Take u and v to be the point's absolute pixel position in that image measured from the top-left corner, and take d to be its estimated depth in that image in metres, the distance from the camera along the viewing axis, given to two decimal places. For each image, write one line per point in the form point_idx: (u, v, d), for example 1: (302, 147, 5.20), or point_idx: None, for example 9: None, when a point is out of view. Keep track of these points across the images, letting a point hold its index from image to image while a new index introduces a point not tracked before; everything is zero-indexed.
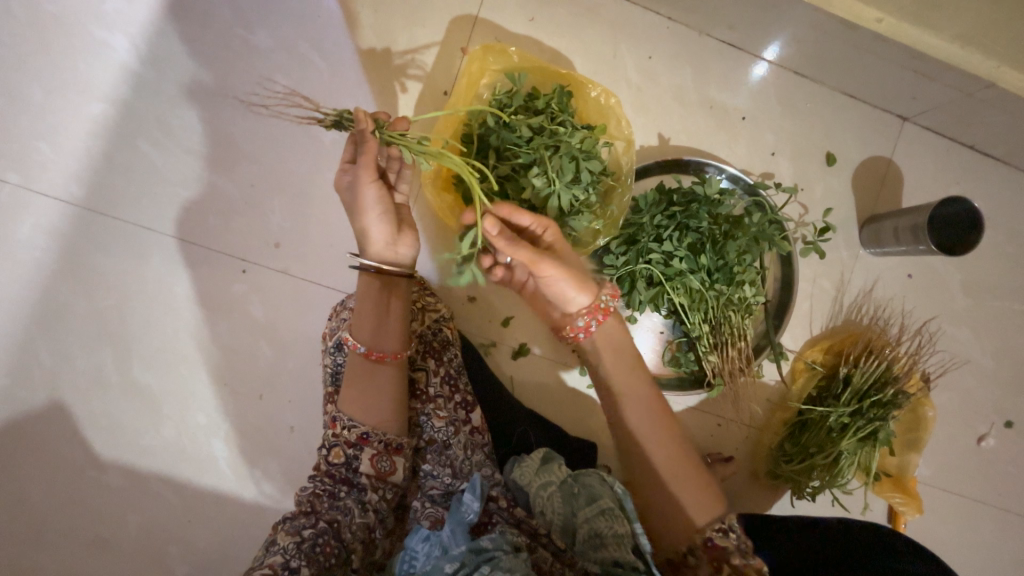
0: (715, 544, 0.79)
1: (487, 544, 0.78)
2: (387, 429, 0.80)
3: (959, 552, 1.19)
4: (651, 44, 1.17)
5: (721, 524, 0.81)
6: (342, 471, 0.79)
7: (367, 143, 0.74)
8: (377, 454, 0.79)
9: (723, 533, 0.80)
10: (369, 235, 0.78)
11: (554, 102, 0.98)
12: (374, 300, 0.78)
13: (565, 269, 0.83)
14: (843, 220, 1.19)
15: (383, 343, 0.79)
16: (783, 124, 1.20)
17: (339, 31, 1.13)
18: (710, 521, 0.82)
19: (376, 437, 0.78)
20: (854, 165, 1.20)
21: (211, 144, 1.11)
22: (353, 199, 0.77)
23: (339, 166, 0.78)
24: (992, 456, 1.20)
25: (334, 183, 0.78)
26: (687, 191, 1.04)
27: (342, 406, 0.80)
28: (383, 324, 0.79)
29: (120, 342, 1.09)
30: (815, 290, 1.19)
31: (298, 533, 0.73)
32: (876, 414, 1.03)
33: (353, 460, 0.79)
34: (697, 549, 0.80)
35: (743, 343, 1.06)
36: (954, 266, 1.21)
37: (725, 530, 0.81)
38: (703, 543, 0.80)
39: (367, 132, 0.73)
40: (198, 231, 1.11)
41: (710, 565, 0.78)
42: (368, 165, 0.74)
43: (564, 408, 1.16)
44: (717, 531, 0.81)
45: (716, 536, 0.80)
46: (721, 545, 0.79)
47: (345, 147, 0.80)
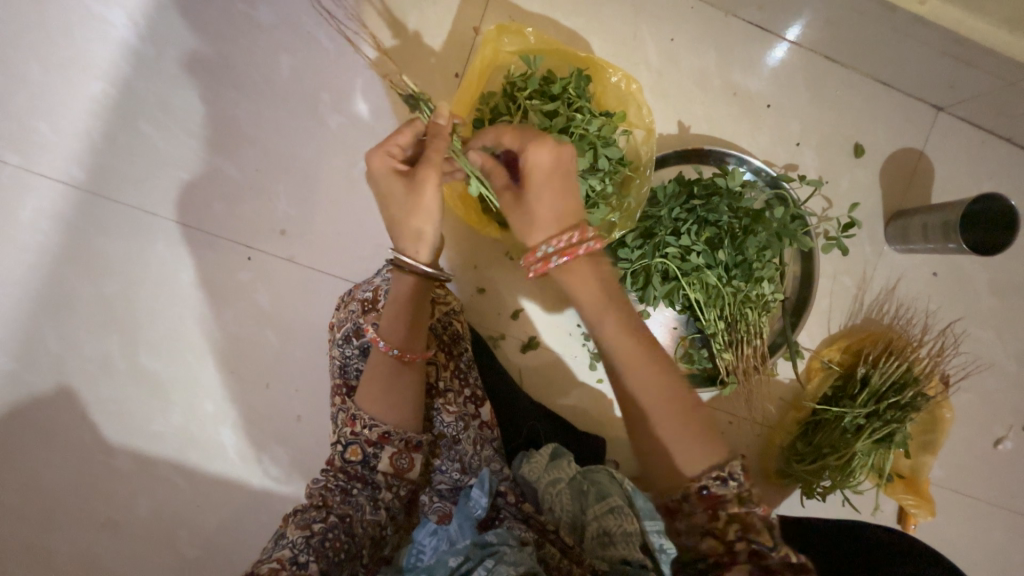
0: (711, 493, 0.61)
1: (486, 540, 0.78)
2: (408, 428, 0.78)
3: (969, 553, 1.17)
4: (672, 26, 1.11)
5: (719, 472, 0.62)
6: (356, 468, 0.77)
7: (441, 140, 0.72)
8: (396, 452, 0.78)
9: (721, 482, 0.61)
10: (421, 236, 0.71)
11: (571, 87, 0.94)
12: (405, 300, 0.74)
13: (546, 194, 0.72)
14: (869, 215, 1.14)
15: (414, 344, 0.76)
16: (809, 112, 1.14)
17: (346, 7, 1.08)
18: (705, 468, 0.63)
19: (396, 436, 0.77)
20: (882, 158, 1.15)
21: (215, 127, 1.08)
22: (403, 189, 0.70)
23: (388, 150, 0.72)
24: (1008, 460, 1.18)
25: (371, 163, 0.71)
26: (707, 184, 1.01)
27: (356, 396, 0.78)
28: (415, 326, 0.75)
29: (126, 329, 1.08)
30: (835, 287, 1.15)
31: (308, 527, 0.72)
32: (892, 416, 1.02)
33: (369, 458, 0.77)
34: (688, 498, 0.62)
35: (758, 342, 1.04)
36: (982, 264, 1.16)
37: (725, 478, 0.61)
38: (697, 492, 0.62)
39: (446, 131, 0.73)
40: (201, 215, 1.08)
41: (705, 515, 0.61)
42: (435, 163, 0.70)
43: (573, 403, 1.15)
44: (714, 479, 0.62)
45: (713, 485, 0.61)
46: (718, 494, 0.61)
47: (402, 134, 0.75)
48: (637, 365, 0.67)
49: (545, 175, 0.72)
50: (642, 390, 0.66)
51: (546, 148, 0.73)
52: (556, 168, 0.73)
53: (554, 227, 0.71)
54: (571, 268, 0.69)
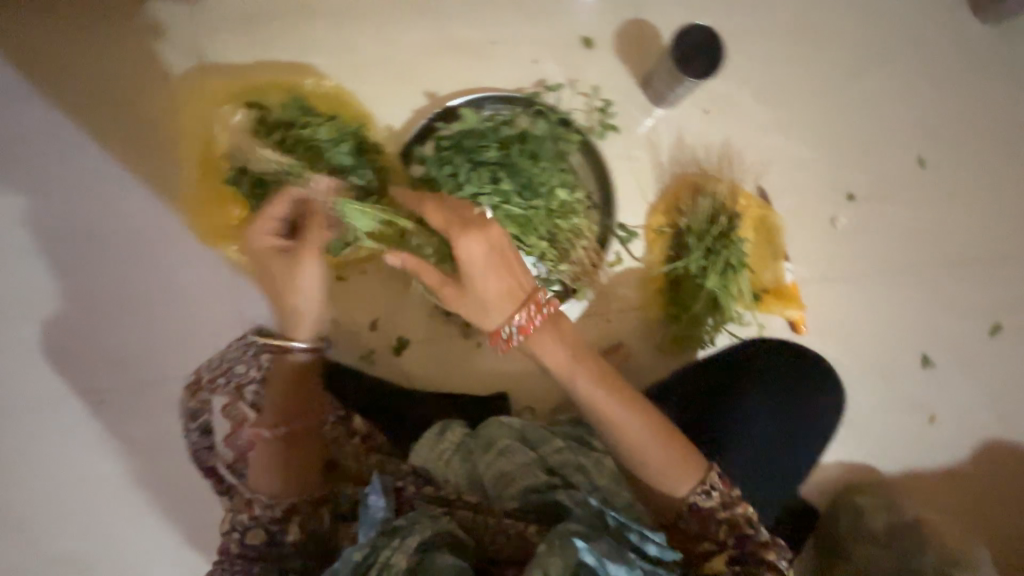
0: (699, 507, 0.89)
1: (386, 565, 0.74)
2: (311, 493, 0.86)
3: (857, 322, 1.27)
4: (375, 18, 1.15)
5: (703, 486, 0.89)
6: (262, 548, 0.83)
7: (319, 219, 0.90)
8: (306, 518, 0.85)
9: (706, 495, 0.88)
10: (301, 309, 0.90)
11: (285, 112, 1.00)
12: (277, 387, 0.89)
13: (495, 286, 0.87)
14: (626, 91, 1.21)
15: (300, 418, 0.89)
16: (532, 30, 1.20)
17: (79, 142, 1.10)
18: (692, 488, 0.89)
19: (303, 505, 0.85)
20: (611, 38, 1.22)
21: (11, 303, 1.07)
22: (285, 280, 0.89)
23: (264, 236, 0.90)
24: (847, 230, 1.28)
25: (258, 244, 0.91)
26: (463, 131, 1.05)
27: (216, 460, 0.86)
28: (299, 393, 0.90)
29: (23, 525, 1.06)
30: (634, 163, 1.21)
31: None
32: (722, 246, 1.12)
33: (276, 536, 0.83)
34: (686, 515, 0.90)
35: (585, 240, 1.12)
36: (739, 84, 1.26)
37: (707, 490, 0.88)
38: (689, 508, 0.89)
39: (299, 197, 0.89)
40: (37, 388, 1.07)
41: (698, 526, 0.89)
42: (315, 246, 0.89)
43: (464, 376, 1.16)
44: (699, 495, 0.88)
45: (700, 499, 0.88)
46: (705, 509, 0.88)
47: (275, 207, 0.89)
48: (637, 434, 0.87)
49: (486, 265, 0.84)
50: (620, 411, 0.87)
51: (479, 236, 0.84)
52: (508, 259, 0.87)
53: (517, 301, 0.88)
54: (544, 340, 0.89)
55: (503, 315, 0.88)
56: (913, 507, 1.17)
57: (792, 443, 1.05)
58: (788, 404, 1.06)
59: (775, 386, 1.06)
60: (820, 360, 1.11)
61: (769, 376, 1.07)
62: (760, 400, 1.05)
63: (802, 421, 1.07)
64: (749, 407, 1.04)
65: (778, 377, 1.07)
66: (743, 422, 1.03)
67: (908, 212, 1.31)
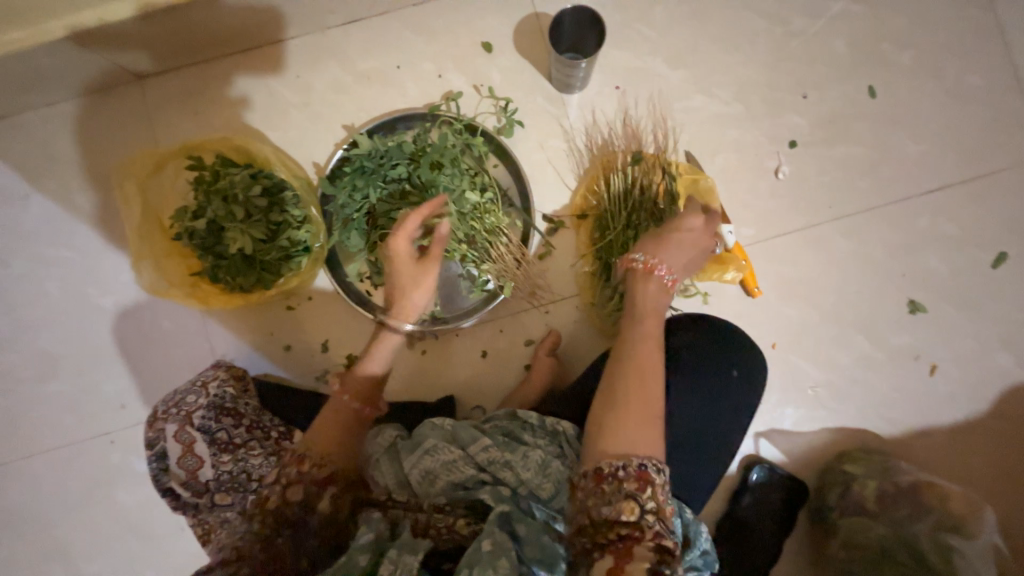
0: (641, 472, 0.71)
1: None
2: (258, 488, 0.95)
3: (824, 275, 1.17)
4: (291, 67, 1.27)
5: (650, 461, 0.73)
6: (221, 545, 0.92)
7: (405, 235, 0.94)
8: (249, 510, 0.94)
9: (655, 467, 0.72)
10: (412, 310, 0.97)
11: (205, 169, 1.09)
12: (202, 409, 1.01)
13: (665, 239, 0.93)
14: (533, 85, 1.23)
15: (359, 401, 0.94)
16: (433, 48, 1.26)
17: (64, 223, 1.26)
18: (640, 453, 0.73)
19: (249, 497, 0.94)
20: (510, 38, 1.25)
21: (30, 366, 1.25)
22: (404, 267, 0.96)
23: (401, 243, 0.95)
24: (796, 179, 1.19)
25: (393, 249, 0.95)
26: (364, 153, 1.10)
27: (173, 481, 0.97)
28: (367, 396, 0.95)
29: (60, 556, 1.22)
30: (549, 152, 1.22)
31: None
32: (640, 218, 1.07)
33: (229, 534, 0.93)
34: (626, 473, 0.71)
35: (505, 237, 1.10)
36: (651, 51, 1.23)
37: (652, 466, 0.72)
38: (629, 469, 0.71)
39: (400, 249, 0.95)
40: (59, 436, 1.24)
41: (631, 488, 0.70)
42: (406, 258, 0.95)
43: (417, 382, 1.23)
44: (649, 466, 0.72)
45: (646, 467, 0.72)
46: (644, 477, 0.71)
47: (411, 219, 0.94)
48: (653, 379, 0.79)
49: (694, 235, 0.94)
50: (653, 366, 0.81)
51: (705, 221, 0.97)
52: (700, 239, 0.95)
53: (674, 258, 0.92)
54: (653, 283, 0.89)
55: (670, 259, 0.91)
56: (910, 471, 1.05)
57: (711, 438, 0.89)
58: (707, 394, 0.89)
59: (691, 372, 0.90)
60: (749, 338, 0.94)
61: (685, 364, 0.90)
62: (675, 394, 0.88)
63: (719, 421, 0.90)
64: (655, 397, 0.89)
65: (699, 366, 0.90)
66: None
67: (862, 149, 1.20)
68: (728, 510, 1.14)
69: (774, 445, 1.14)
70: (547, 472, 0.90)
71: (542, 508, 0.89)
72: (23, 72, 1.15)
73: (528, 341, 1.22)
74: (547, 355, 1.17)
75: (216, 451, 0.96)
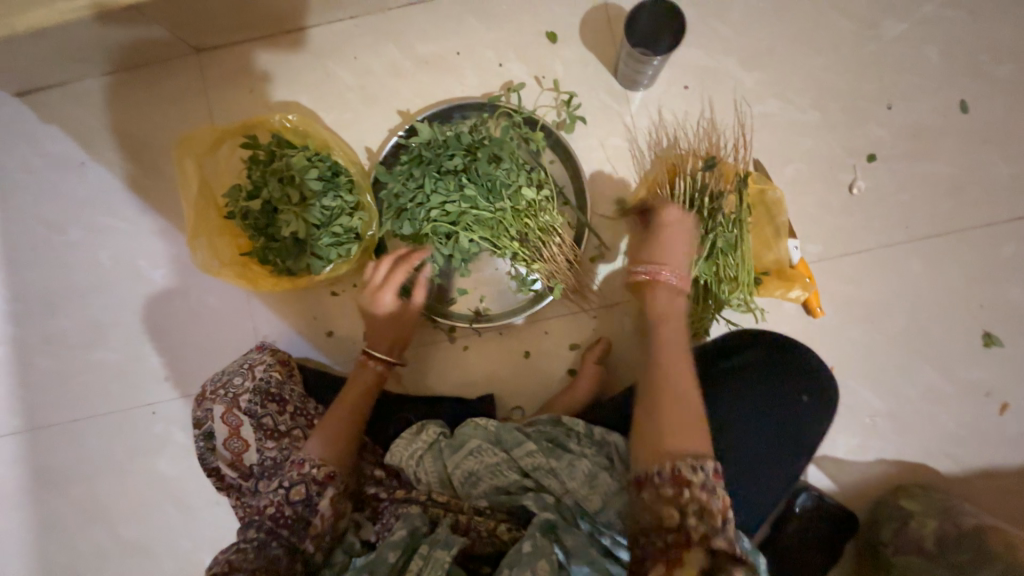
0: (683, 474, 0.69)
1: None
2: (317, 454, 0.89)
3: (893, 299, 1.10)
4: (349, 47, 1.24)
5: (698, 463, 0.70)
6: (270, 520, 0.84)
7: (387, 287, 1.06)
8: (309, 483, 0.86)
9: (696, 468, 0.69)
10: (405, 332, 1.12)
11: (261, 149, 1.08)
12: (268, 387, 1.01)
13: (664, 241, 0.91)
14: (597, 80, 1.18)
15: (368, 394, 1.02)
16: (495, 35, 1.21)
17: (120, 193, 1.27)
18: (685, 453, 0.71)
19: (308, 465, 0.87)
20: (577, 29, 1.19)
21: (82, 331, 1.27)
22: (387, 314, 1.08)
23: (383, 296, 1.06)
24: (871, 195, 1.12)
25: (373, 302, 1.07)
26: (419, 141, 1.06)
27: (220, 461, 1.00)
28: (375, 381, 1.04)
29: (101, 517, 1.25)
30: (609, 151, 1.18)
31: None
32: (706, 228, 1.00)
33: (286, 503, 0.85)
34: (665, 475, 0.69)
35: (558, 238, 1.07)
36: (724, 50, 1.16)
37: (699, 467, 0.69)
38: (671, 471, 0.69)
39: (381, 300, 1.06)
40: (106, 402, 1.26)
41: (674, 489, 0.68)
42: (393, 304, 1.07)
43: (456, 378, 1.21)
44: (688, 466, 0.69)
45: (686, 469, 0.69)
46: (690, 477, 0.68)
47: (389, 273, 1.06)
48: (674, 375, 0.80)
49: (680, 222, 0.92)
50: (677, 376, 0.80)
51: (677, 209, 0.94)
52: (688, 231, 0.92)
53: (677, 262, 0.89)
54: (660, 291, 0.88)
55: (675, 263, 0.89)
56: (973, 514, 0.99)
57: (771, 466, 0.86)
58: (765, 419, 0.86)
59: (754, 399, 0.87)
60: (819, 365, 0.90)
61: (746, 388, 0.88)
62: (735, 417, 0.86)
63: (778, 447, 0.86)
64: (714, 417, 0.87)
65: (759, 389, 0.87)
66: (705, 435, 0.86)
67: (947, 168, 1.12)
68: (770, 535, 1.10)
69: (824, 472, 1.10)
70: (595, 485, 0.85)
71: (589, 521, 0.85)
72: (87, 38, 1.15)
73: (573, 346, 1.19)
74: (594, 362, 1.14)
75: (261, 436, 0.96)
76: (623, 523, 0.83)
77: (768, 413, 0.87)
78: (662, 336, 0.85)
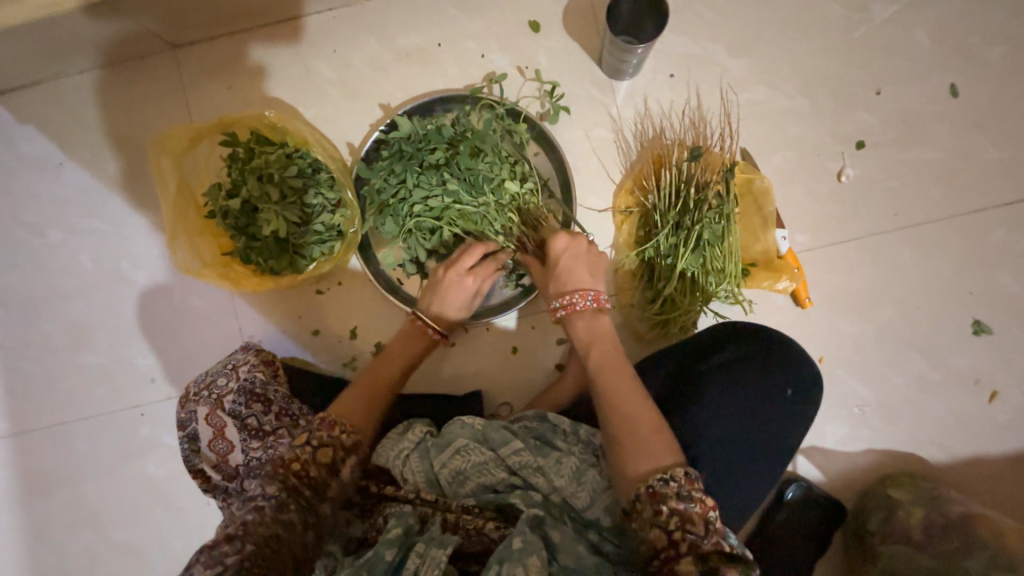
0: (655, 491, 0.69)
1: (198, 574, 0.68)
2: (345, 419, 0.85)
3: (882, 288, 1.10)
4: (329, 40, 1.21)
5: (662, 474, 0.71)
6: (281, 486, 0.76)
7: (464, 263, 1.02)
8: (332, 449, 0.80)
9: (665, 481, 0.70)
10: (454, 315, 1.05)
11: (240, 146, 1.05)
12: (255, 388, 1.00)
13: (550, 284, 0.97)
14: (581, 70, 1.16)
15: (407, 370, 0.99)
16: (477, 26, 1.19)
17: (100, 193, 1.25)
18: (652, 470, 0.72)
19: (337, 427, 0.82)
20: (560, 18, 1.17)
21: (67, 333, 1.26)
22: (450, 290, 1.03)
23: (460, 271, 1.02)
24: (859, 184, 1.11)
25: (445, 277, 1.03)
26: (401, 135, 1.04)
27: (205, 463, 1.00)
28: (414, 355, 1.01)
29: (92, 519, 1.25)
30: (595, 143, 1.16)
31: (220, 562, 0.69)
32: (693, 219, 0.99)
33: (303, 469, 0.77)
34: (640, 496, 0.70)
35: (545, 232, 1.05)
36: (711, 37, 1.14)
37: (667, 479, 0.70)
38: (644, 491, 0.70)
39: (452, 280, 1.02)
40: (93, 404, 1.26)
41: (651, 508, 0.69)
42: (466, 281, 1.03)
43: (444, 376, 1.20)
44: (658, 480, 0.70)
45: (658, 485, 0.70)
46: (661, 492, 0.69)
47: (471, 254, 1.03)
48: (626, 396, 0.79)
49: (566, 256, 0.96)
50: (626, 404, 0.79)
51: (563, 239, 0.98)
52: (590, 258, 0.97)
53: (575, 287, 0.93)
54: (579, 320, 0.91)
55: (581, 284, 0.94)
56: (961, 502, 1.00)
57: (758, 459, 0.85)
58: (752, 413, 0.86)
59: (740, 395, 0.86)
60: (805, 357, 0.90)
61: (733, 383, 0.87)
62: (721, 412, 0.86)
63: (765, 441, 0.86)
64: (703, 415, 0.86)
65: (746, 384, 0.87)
66: (693, 435, 0.85)
67: (937, 154, 1.10)
68: (759, 525, 1.11)
69: (813, 462, 1.10)
70: (582, 481, 0.85)
71: (577, 517, 0.85)
72: (60, 37, 1.12)
73: (561, 340, 1.19)
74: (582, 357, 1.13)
75: (246, 436, 0.97)
76: (611, 519, 0.83)
77: (755, 408, 0.87)
78: (597, 363, 0.85)
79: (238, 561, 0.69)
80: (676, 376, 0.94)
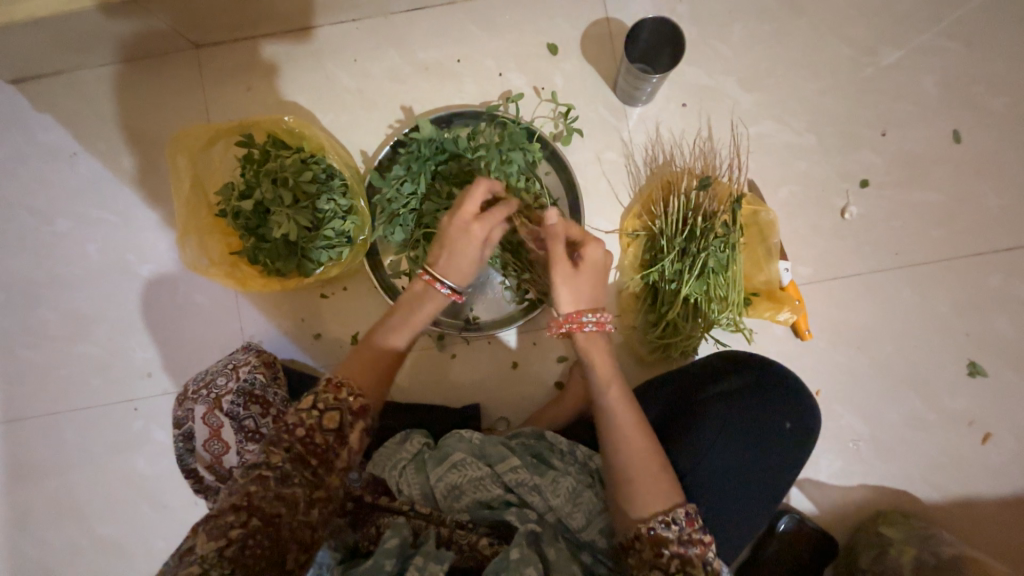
0: (657, 535, 0.72)
1: (201, 543, 0.64)
2: (348, 377, 0.76)
3: (881, 325, 1.11)
4: (350, 50, 1.24)
5: (665, 516, 0.73)
6: (286, 454, 0.69)
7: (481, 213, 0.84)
8: (341, 413, 0.72)
9: (666, 525, 0.72)
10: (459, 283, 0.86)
11: (259, 148, 1.07)
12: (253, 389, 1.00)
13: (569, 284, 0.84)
14: (596, 94, 1.19)
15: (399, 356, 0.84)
16: (496, 45, 1.21)
17: (112, 186, 1.26)
18: (654, 511, 0.74)
19: (343, 390, 0.74)
20: (577, 42, 1.20)
21: (66, 323, 1.26)
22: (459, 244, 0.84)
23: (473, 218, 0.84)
24: (862, 222, 1.13)
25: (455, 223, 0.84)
26: (416, 145, 1.04)
27: (198, 463, 1.01)
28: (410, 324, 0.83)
29: (76, 513, 1.23)
30: (605, 166, 1.18)
31: (224, 535, 0.64)
32: (698, 246, 1.00)
33: (310, 436, 0.70)
34: (640, 536, 0.73)
35: None
36: (724, 70, 1.17)
37: (668, 522, 0.72)
38: (646, 534, 0.73)
39: (462, 236, 0.84)
40: (87, 396, 1.25)
41: (652, 552, 0.72)
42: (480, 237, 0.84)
43: (443, 386, 1.20)
44: (659, 523, 0.72)
45: (658, 528, 0.72)
46: (662, 535, 0.72)
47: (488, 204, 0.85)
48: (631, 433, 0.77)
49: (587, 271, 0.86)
50: (632, 449, 0.76)
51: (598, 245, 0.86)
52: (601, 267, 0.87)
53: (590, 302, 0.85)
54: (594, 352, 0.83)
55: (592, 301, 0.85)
56: (951, 544, 1.00)
57: (754, 491, 0.86)
58: (750, 443, 0.86)
59: (738, 425, 0.87)
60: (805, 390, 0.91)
61: (733, 411, 0.88)
62: (719, 440, 0.86)
63: (762, 472, 0.86)
64: (701, 444, 0.86)
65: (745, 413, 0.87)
66: (690, 461, 0.85)
67: (939, 198, 1.13)
68: (749, 557, 1.10)
69: (806, 495, 1.10)
70: (577, 501, 0.85)
71: (571, 537, 0.85)
72: (87, 30, 1.14)
73: (561, 358, 1.19)
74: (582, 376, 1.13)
75: (242, 438, 0.97)
76: (605, 542, 0.84)
77: (753, 438, 0.87)
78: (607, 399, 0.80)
79: (243, 537, 0.64)
80: (676, 402, 0.95)
